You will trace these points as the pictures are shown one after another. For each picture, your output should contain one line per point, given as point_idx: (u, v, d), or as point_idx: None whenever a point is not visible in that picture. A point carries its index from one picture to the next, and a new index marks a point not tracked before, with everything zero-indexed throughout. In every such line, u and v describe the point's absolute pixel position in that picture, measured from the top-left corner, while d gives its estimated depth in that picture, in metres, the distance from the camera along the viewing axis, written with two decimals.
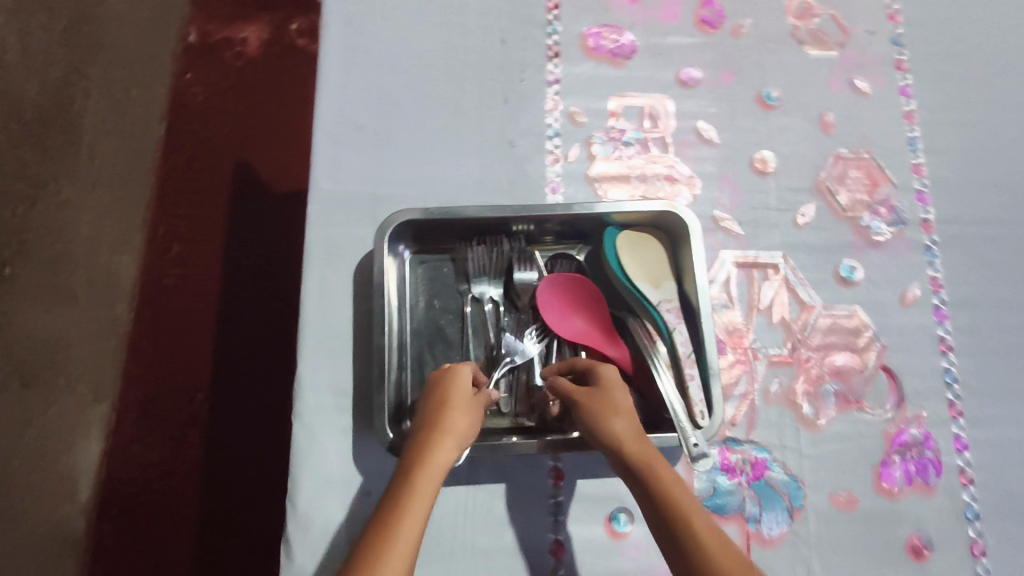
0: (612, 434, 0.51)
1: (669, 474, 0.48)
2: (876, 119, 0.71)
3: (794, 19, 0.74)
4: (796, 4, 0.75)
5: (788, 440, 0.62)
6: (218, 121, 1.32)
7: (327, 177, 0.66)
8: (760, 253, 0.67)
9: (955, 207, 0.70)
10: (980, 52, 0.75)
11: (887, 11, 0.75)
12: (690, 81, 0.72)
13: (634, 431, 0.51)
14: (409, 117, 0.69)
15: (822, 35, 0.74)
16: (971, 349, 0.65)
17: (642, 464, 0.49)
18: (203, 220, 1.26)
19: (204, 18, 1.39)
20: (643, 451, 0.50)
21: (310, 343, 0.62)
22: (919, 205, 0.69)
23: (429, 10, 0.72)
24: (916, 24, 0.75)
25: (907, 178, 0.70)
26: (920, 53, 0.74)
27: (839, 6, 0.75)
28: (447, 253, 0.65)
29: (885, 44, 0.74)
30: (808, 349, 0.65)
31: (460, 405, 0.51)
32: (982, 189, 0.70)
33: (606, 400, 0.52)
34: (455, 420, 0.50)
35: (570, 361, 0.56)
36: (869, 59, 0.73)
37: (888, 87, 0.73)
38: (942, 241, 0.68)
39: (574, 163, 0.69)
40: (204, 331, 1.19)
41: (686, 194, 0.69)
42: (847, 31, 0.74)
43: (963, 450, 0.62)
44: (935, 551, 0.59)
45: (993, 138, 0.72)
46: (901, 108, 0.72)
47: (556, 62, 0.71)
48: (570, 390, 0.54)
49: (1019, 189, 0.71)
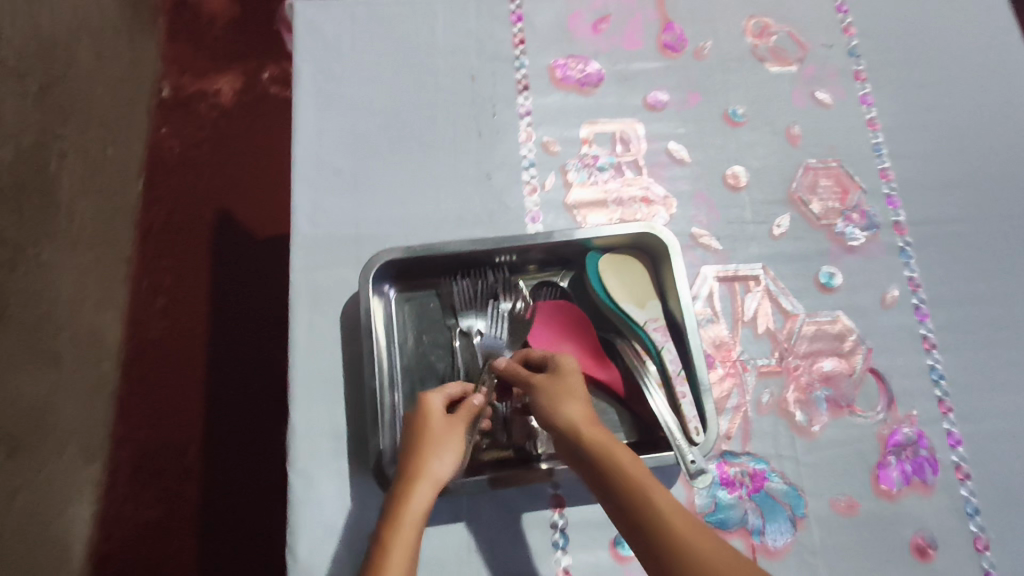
0: (563, 414, 0.51)
1: (620, 453, 0.48)
2: (840, 129, 0.74)
3: (752, 38, 0.77)
4: (753, 24, 0.77)
5: (784, 449, 0.63)
6: (196, 173, 1.33)
7: (308, 222, 0.66)
8: (742, 266, 0.68)
9: (924, 208, 0.71)
10: (934, 57, 0.78)
11: (841, 25, 0.78)
12: (657, 104, 0.74)
13: (587, 415, 0.51)
14: (385, 157, 0.70)
15: (780, 52, 0.76)
16: (955, 345, 0.67)
17: (593, 443, 0.49)
18: (186, 271, 1.27)
19: (178, 72, 1.41)
20: (597, 434, 0.49)
21: (300, 389, 0.61)
22: (890, 208, 0.71)
23: (399, 53, 0.74)
24: (870, 35, 0.78)
25: (873, 181, 0.72)
26: (876, 63, 0.77)
27: (794, 24, 0.77)
28: (432, 288, 0.65)
29: (842, 56, 0.76)
30: (796, 356, 0.66)
31: (433, 445, 0.51)
32: (949, 188, 0.72)
33: (562, 385, 0.52)
34: (430, 461, 0.50)
35: (526, 352, 0.57)
36: (828, 71, 0.76)
37: (849, 97, 0.75)
38: (916, 242, 0.70)
39: (551, 191, 0.70)
40: (192, 382, 1.18)
41: (663, 214, 0.70)
42: (804, 47, 0.76)
43: (957, 445, 0.63)
44: (940, 550, 0.60)
45: (954, 137, 0.74)
46: (863, 116, 0.74)
47: (526, 95, 0.73)
48: (525, 377, 0.54)
49: (984, 185, 0.73)
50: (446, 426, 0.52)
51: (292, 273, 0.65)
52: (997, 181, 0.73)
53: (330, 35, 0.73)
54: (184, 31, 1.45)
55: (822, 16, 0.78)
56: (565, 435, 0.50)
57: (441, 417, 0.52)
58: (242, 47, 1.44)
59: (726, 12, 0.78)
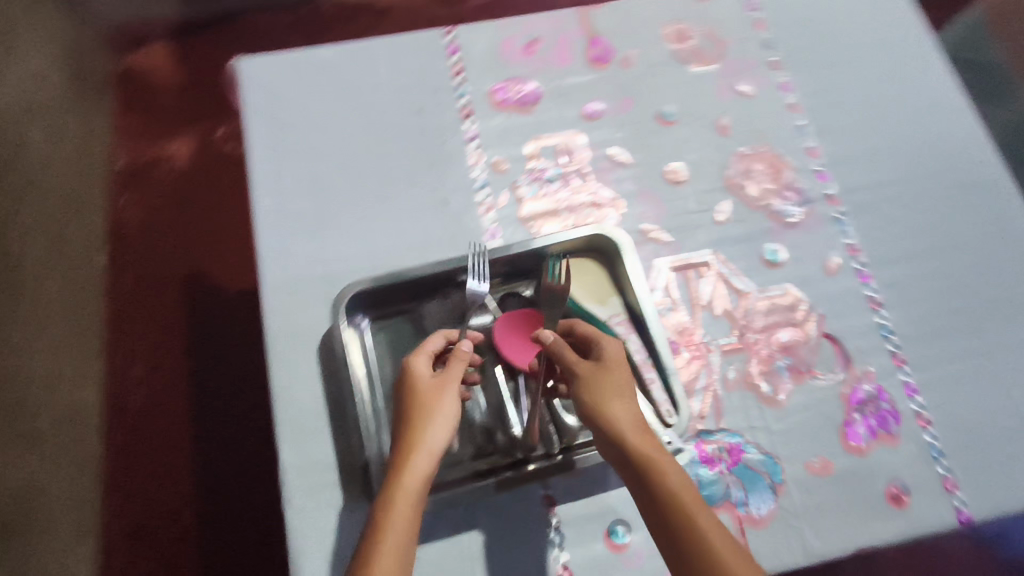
0: (609, 415, 0.54)
1: (665, 462, 0.52)
2: (765, 116, 0.79)
3: (674, 43, 0.82)
4: (673, 30, 0.82)
5: (756, 420, 0.66)
6: (161, 236, 1.34)
7: (276, 267, 0.69)
8: (689, 254, 0.72)
9: (853, 179, 0.76)
10: (843, 40, 0.83)
11: (753, 21, 0.83)
12: (594, 114, 0.78)
13: (631, 418, 0.55)
14: (343, 195, 0.73)
15: (701, 52, 0.81)
16: (898, 302, 0.71)
17: (637, 450, 0.53)
18: (161, 333, 1.26)
19: (132, 139, 1.43)
20: (640, 439, 0.54)
21: (286, 429, 0.63)
22: (821, 183, 0.76)
23: (343, 96, 0.77)
24: (781, 27, 0.83)
25: (801, 161, 0.77)
26: (791, 52, 0.82)
27: (711, 25, 0.83)
28: (404, 313, 0.67)
29: (759, 49, 0.82)
30: (754, 331, 0.69)
31: (425, 410, 0.55)
32: (873, 158, 0.78)
33: (608, 381, 0.56)
34: (420, 425, 0.55)
35: (570, 325, 0.61)
36: (748, 65, 0.81)
37: (770, 86, 0.80)
38: (849, 211, 0.75)
39: (505, 207, 0.73)
40: (179, 442, 1.18)
41: (613, 216, 0.74)
42: (722, 45, 0.82)
43: (914, 394, 0.67)
44: (912, 495, 0.63)
45: (871, 111, 0.80)
46: (785, 102, 0.80)
47: (470, 120, 0.77)
48: (573, 360, 0.58)
49: (904, 151, 0.78)
50: (435, 390, 0.57)
51: (266, 318, 0.67)
52: (915, 147, 0.78)
53: (275, 87, 0.76)
54: (132, 99, 1.46)
55: (735, 14, 0.83)
56: (608, 437, 0.54)
57: (429, 381, 0.57)
58: (191, 109, 1.46)
59: (646, 22, 0.83)
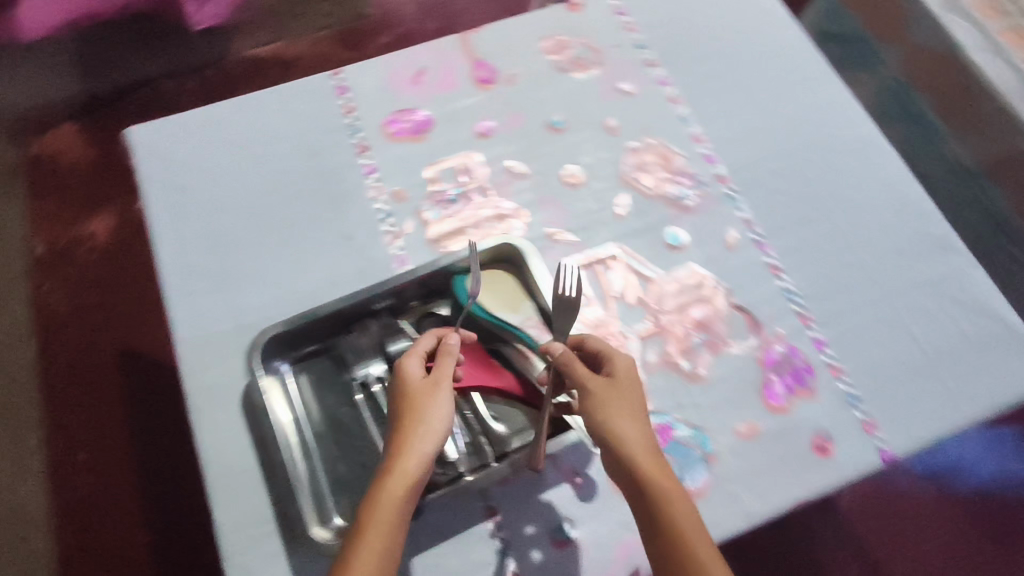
0: (621, 435, 0.57)
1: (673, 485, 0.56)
2: (649, 111, 0.83)
3: (555, 55, 0.86)
4: (550, 43, 0.86)
5: (683, 398, 0.68)
6: (87, 318, 1.31)
7: (188, 327, 0.69)
8: (594, 248, 0.75)
9: (738, 157, 0.81)
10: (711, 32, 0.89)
11: (624, 25, 0.88)
12: (486, 132, 0.81)
13: (641, 437, 0.57)
14: (250, 246, 0.73)
15: (580, 61, 0.85)
16: (797, 265, 0.75)
17: (646, 470, 0.56)
18: (100, 416, 1.23)
19: (47, 226, 1.40)
20: (648, 458, 0.57)
21: (218, 490, 0.62)
22: (709, 165, 0.80)
23: (238, 150, 0.78)
24: (651, 27, 0.88)
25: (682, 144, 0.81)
26: (663, 49, 0.87)
27: (585, 34, 0.87)
28: (324, 351, 0.68)
29: (635, 52, 0.87)
30: (667, 314, 0.72)
31: (416, 415, 0.57)
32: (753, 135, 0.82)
33: (618, 400, 0.59)
34: (413, 431, 0.56)
35: (581, 341, 0.64)
36: (627, 67, 0.86)
37: (648, 83, 0.85)
38: (738, 187, 0.79)
39: (412, 233, 0.75)
40: (132, 525, 1.16)
41: (518, 225, 0.76)
42: (598, 52, 0.86)
43: (824, 348, 0.71)
44: (837, 442, 0.66)
45: (748, 93, 0.85)
46: (664, 95, 0.84)
47: (366, 155, 0.78)
48: (586, 376, 0.60)
49: (781, 125, 0.83)
50: (427, 389, 0.58)
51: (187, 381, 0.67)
52: (790, 119, 0.84)
53: (168, 151, 0.77)
54: (42, 186, 1.44)
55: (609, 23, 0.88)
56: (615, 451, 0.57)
57: (422, 378, 0.58)
58: (104, 186, 1.44)
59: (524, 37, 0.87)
